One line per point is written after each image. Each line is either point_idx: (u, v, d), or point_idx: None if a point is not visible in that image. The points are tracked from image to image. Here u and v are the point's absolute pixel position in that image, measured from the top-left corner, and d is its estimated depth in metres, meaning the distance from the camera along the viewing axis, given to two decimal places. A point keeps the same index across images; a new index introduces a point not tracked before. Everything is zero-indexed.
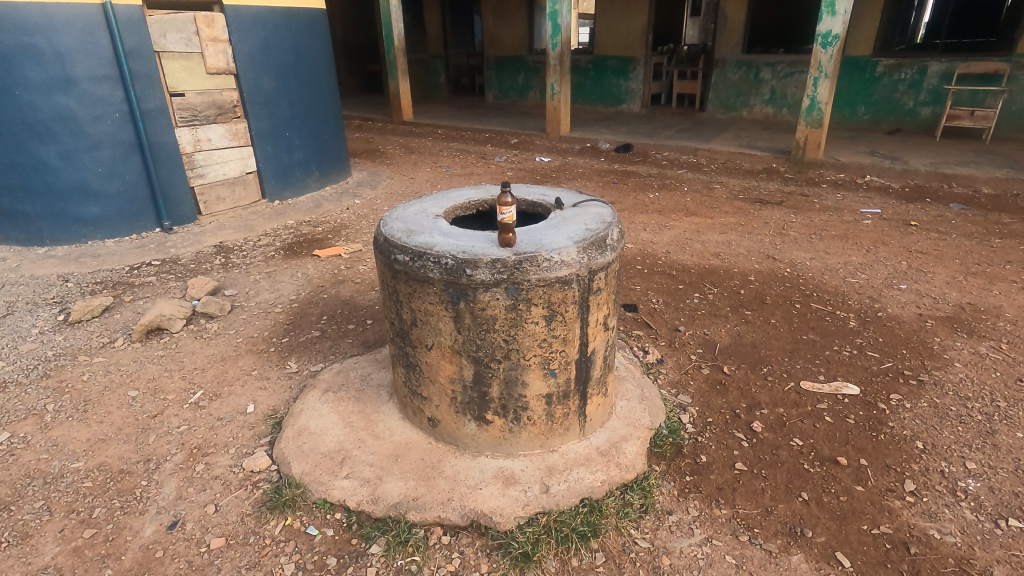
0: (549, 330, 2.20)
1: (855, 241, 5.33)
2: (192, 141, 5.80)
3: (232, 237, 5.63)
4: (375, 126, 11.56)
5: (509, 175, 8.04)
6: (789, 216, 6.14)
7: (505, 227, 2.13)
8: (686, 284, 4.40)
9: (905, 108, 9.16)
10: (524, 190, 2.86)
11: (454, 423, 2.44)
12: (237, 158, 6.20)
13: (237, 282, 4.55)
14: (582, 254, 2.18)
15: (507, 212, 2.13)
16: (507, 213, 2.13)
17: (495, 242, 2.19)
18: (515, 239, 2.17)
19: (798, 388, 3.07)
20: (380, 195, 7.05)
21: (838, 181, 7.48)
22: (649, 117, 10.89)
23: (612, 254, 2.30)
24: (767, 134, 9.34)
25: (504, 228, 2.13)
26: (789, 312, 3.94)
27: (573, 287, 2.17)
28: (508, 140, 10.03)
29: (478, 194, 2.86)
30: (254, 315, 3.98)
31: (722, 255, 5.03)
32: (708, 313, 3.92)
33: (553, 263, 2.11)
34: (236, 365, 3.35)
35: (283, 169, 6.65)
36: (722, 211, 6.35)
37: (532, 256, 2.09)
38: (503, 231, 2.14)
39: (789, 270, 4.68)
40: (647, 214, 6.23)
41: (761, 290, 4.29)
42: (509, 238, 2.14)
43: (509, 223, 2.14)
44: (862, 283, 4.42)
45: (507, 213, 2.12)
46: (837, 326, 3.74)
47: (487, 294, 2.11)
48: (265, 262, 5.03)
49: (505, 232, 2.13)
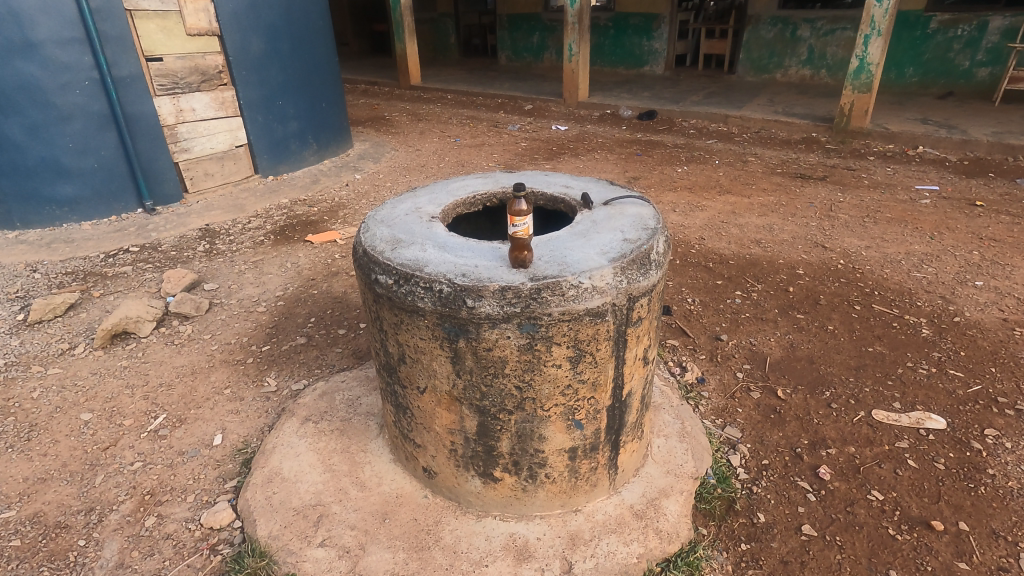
0: (575, 374, 1.70)
1: (915, 225, 4.70)
2: (174, 112, 5.26)
3: (220, 219, 5.14)
4: (382, 91, 10.86)
5: (523, 146, 7.40)
6: (836, 195, 5.48)
7: (519, 245, 1.60)
8: (725, 279, 3.84)
9: (959, 69, 8.28)
10: (543, 180, 2.34)
11: (454, 478, 1.97)
12: (225, 130, 5.66)
13: (220, 274, 4.08)
14: (620, 277, 1.66)
15: (522, 223, 1.56)
16: (523, 224, 1.57)
17: (505, 258, 1.68)
18: (531, 258, 1.64)
19: (871, 419, 2.56)
20: (383, 169, 6.48)
21: (887, 153, 6.75)
22: (674, 81, 10.06)
23: (657, 273, 1.77)
24: (805, 99, 8.53)
25: (517, 246, 1.59)
26: (848, 317, 3.37)
27: (607, 320, 1.65)
28: (522, 106, 9.33)
29: (486, 185, 2.33)
30: (233, 315, 3.52)
31: (764, 242, 4.44)
32: (753, 317, 3.37)
33: (583, 291, 1.60)
34: (207, 381, 2.90)
35: (278, 142, 6.10)
36: (759, 188, 5.71)
37: (554, 282, 1.57)
38: (515, 248, 1.60)
39: (842, 262, 4.08)
40: (675, 191, 5.61)
41: (813, 288, 3.72)
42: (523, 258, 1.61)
43: (525, 238, 1.59)
44: (929, 279, 3.83)
45: (522, 225, 1.56)
46: (908, 336, 3.18)
47: (494, 331, 1.60)
48: (253, 249, 4.54)
49: (518, 249, 1.60)
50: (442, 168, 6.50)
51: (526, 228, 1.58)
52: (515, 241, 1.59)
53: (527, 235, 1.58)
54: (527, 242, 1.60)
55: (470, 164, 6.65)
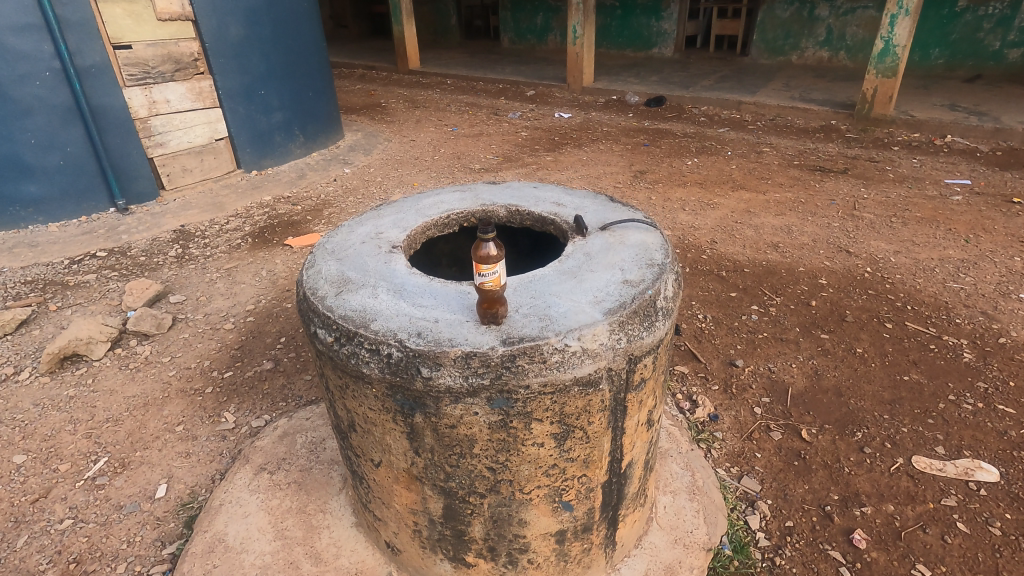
0: (562, 453, 1.37)
1: (947, 226, 4.30)
2: (146, 104, 4.90)
3: (196, 219, 4.79)
4: (378, 75, 10.43)
5: (523, 136, 6.98)
6: (860, 190, 5.06)
7: (490, 298, 1.25)
8: (739, 291, 3.47)
9: (989, 51, 7.74)
10: (531, 195, 2.00)
11: (420, 558, 1.66)
12: (203, 123, 5.29)
13: (189, 283, 3.76)
14: (618, 336, 1.31)
15: (493, 271, 1.20)
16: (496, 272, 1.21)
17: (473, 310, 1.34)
18: (506, 312, 1.30)
19: (911, 469, 2.21)
20: (374, 162, 6.09)
21: (912, 142, 6.29)
22: (684, 64, 9.55)
23: (665, 324, 1.42)
24: (824, 83, 8.03)
25: (486, 298, 1.24)
26: (879, 337, 3.01)
27: (601, 389, 1.32)
28: (523, 92, 8.88)
29: (463, 201, 1.99)
30: (197, 334, 3.19)
31: (783, 246, 4.06)
32: (772, 337, 3.01)
33: (570, 357, 1.26)
34: (158, 415, 2.59)
35: (261, 134, 5.70)
36: (776, 182, 5.30)
37: (533, 346, 1.23)
38: (484, 300, 1.25)
39: (870, 270, 3.70)
40: (685, 187, 5.22)
41: (839, 301, 3.35)
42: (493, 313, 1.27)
43: (498, 289, 1.24)
44: (968, 291, 3.45)
45: (491, 275, 1.20)
46: (948, 362, 2.81)
47: (458, 407, 1.27)
48: (228, 253, 4.21)
49: (488, 303, 1.25)
50: (436, 160, 6.11)
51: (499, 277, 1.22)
52: (484, 293, 1.24)
53: (499, 285, 1.23)
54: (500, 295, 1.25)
55: (466, 156, 6.25)
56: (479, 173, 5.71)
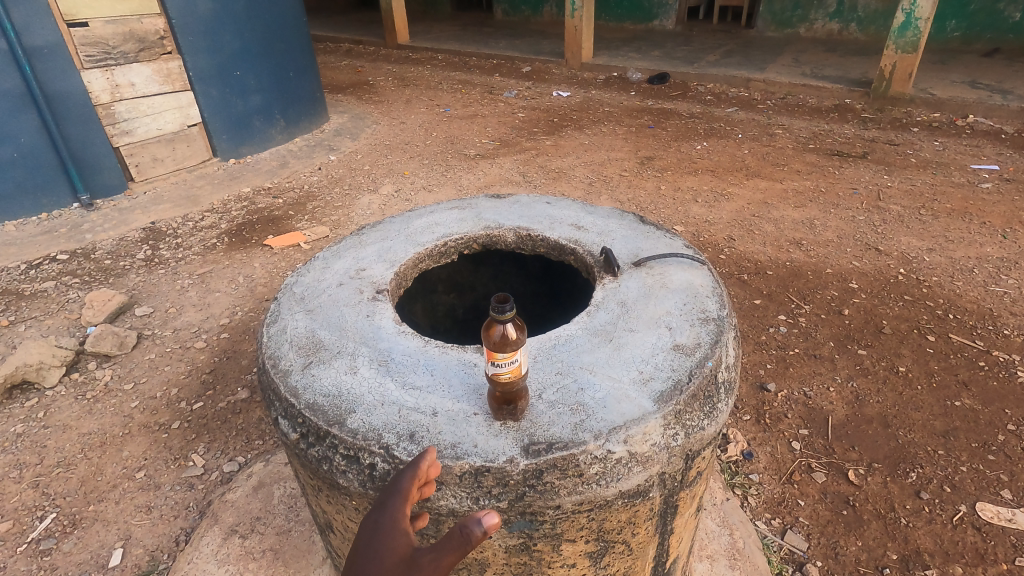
0: (597, 570, 1.08)
1: (980, 219, 3.99)
2: (108, 88, 4.39)
3: (168, 215, 4.35)
4: (366, 50, 9.87)
5: (520, 117, 6.55)
6: (883, 178, 4.72)
7: (504, 390, 0.94)
8: (764, 297, 3.16)
9: (1009, 22, 6.98)
10: (544, 215, 1.66)
11: None
12: (173, 108, 4.78)
13: (157, 292, 3.41)
14: (674, 432, 1.00)
15: (510, 360, 0.88)
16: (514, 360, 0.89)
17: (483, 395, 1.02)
18: (526, 405, 0.98)
19: (978, 520, 1.95)
20: (362, 148, 5.64)
21: (932, 123, 5.89)
22: (687, 38, 9.06)
23: (728, 403, 1.10)
24: (836, 57, 7.60)
25: (501, 389, 0.93)
26: (922, 353, 2.72)
27: (651, 497, 1.01)
28: (519, 69, 8.40)
29: (463, 223, 1.65)
30: (164, 354, 2.84)
31: (807, 244, 3.74)
32: (804, 354, 2.71)
33: (613, 466, 0.94)
34: (117, 458, 2.29)
35: (238, 119, 5.15)
36: (792, 169, 4.95)
37: (566, 456, 0.92)
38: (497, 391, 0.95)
39: (903, 272, 3.39)
40: (696, 175, 4.86)
41: (874, 309, 3.04)
42: (508, 407, 0.96)
43: (518, 379, 0.93)
44: (1012, 296, 3.15)
45: (509, 366, 0.89)
46: (1002, 383, 2.53)
47: None
48: (202, 255, 3.84)
49: (502, 396, 0.95)
50: (428, 145, 5.69)
51: (519, 366, 0.91)
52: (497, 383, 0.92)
53: (519, 375, 0.91)
54: (518, 387, 0.94)
55: (460, 140, 5.83)
56: (474, 160, 5.30)
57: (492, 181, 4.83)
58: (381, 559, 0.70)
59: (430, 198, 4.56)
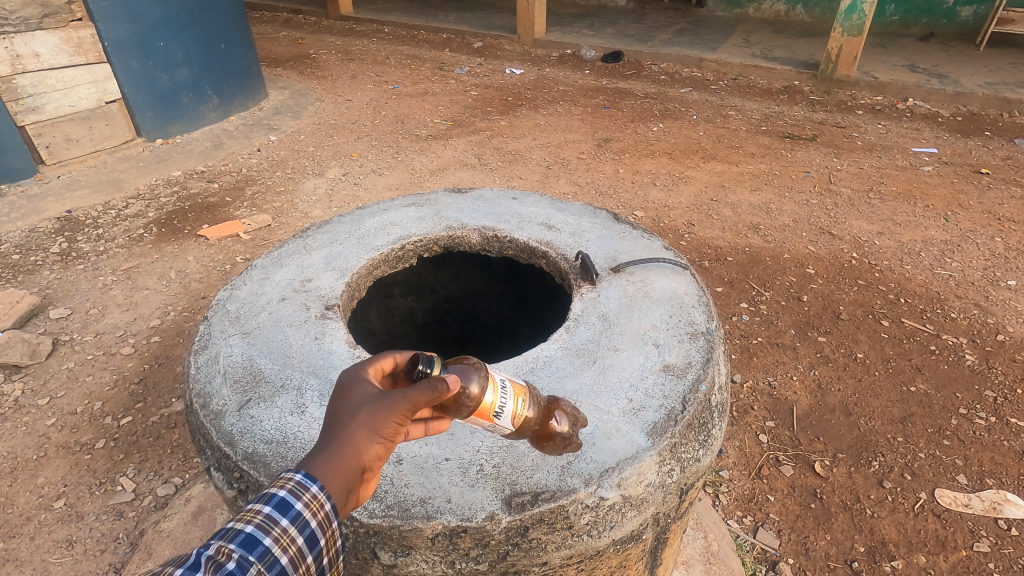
0: None
1: (923, 202, 4.11)
2: (8, 59, 3.85)
3: (87, 202, 3.93)
4: (307, 21, 9.27)
5: (474, 95, 6.30)
6: (833, 161, 4.80)
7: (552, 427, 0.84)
8: (726, 285, 3.14)
9: (942, 7, 7.20)
10: (511, 212, 1.52)
11: None
12: (88, 82, 4.27)
13: (76, 291, 3.06)
14: (669, 468, 0.90)
15: (500, 394, 0.75)
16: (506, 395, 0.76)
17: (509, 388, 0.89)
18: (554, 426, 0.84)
19: (937, 507, 1.98)
20: (305, 127, 5.27)
21: (875, 106, 6.02)
22: (640, 15, 8.96)
23: (722, 428, 1.01)
24: (784, 38, 7.68)
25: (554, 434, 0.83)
26: (878, 338, 2.76)
27: (645, 538, 0.92)
28: (470, 44, 8.08)
29: (421, 223, 1.48)
30: (85, 363, 2.55)
31: (764, 229, 3.75)
32: (767, 343, 2.70)
33: (606, 514, 0.83)
34: (31, 486, 2.04)
35: (164, 94, 4.68)
36: (747, 151, 4.96)
37: (554, 508, 0.80)
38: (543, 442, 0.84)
39: (856, 256, 3.45)
40: (654, 157, 4.80)
41: (830, 295, 3.08)
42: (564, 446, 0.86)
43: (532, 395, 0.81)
44: (956, 279, 3.26)
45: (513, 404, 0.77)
46: (953, 367, 2.60)
47: None
48: (127, 248, 3.48)
49: (557, 438, 0.84)
50: (377, 125, 5.38)
51: (517, 391, 0.77)
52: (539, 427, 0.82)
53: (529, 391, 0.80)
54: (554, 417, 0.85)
55: (411, 119, 5.54)
56: (427, 142, 5.05)
57: (446, 164, 4.61)
58: (343, 410, 0.73)
59: (381, 182, 4.31)
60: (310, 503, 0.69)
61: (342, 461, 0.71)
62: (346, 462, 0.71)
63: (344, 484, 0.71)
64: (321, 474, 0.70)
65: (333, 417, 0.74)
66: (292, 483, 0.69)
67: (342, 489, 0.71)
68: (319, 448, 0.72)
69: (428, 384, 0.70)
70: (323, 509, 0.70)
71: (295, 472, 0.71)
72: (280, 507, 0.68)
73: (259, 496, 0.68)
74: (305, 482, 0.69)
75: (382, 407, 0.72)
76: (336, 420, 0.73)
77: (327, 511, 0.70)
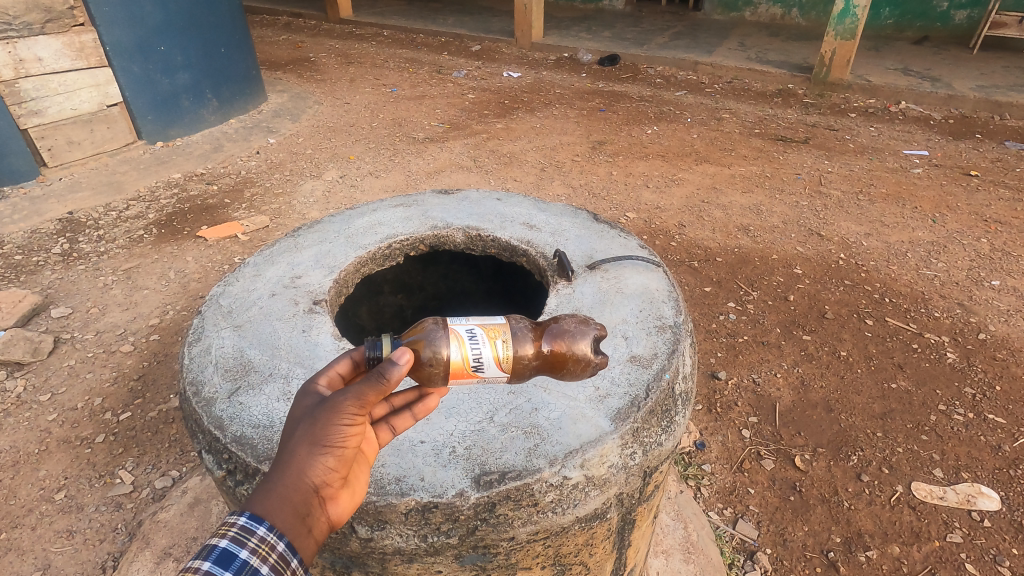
0: None
1: (912, 204, 4.17)
2: (11, 63, 3.92)
3: (88, 204, 3.99)
4: (307, 25, 9.35)
5: (471, 98, 6.37)
6: (824, 163, 4.86)
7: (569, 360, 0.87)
8: (714, 284, 3.20)
9: (935, 11, 7.26)
10: (495, 213, 1.59)
11: None
12: (90, 85, 4.34)
13: (77, 291, 3.13)
14: (632, 450, 0.96)
15: (469, 348, 0.77)
16: (481, 343, 0.79)
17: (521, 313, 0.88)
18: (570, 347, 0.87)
19: (913, 499, 2.04)
20: (304, 130, 5.34)
21: (868, 109, 6.08)
22: (636, 19, 9.03)
23: (685, 414, 1.07)
24: (778, 42, 7.75)
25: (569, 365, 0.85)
26: (862, 337, 2.82)
27: (609, 517, 0.98)
28: (469, 47, 8.15)
29: (408, 223, 1.55)
30: (86, 360, 2.61)
31: (754, 230, 3.81)
32: (753, 341, 2.75)
33: (569, 492, 0.89)
34: (32, 479, 2.10)
35: (164, 98, 4.75)
36: (739, 154, 5.03)
37: (520, 486, 0.86)
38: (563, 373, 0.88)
39: (844, 257, 3.51)
40: (647, 160, 4.86)
41: (817, 294, 3.13)
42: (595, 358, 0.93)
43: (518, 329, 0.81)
44: (941, 279, 3.32)
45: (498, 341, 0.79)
46: (934, 364, 2.65)
47: (413, 567, 0.89)
48: (127, 249, 3.54)
49: (580, 366, 0.88)
50: (374, 128, 5.45)
51: (492, 336, 0.78)
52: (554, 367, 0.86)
53: (508, 327, 0.80)
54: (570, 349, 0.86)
55: (408, 122, 5.61)
56: (423, 144, 5.12)
57: (442, 167, 4.68)
58: (282, 441, 0.73)
59: (377, 184, 4.38)
60: (257, 548, 0.67)
61: (288, 488, 0.70)
62: (294, 485, 0.71)
63: (297, 511, 0.71)
64: (268, 508, 0.70)
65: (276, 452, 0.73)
66: (232, 532, 0.67)
67: (295, 518, 0.70)
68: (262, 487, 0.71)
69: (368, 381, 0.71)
70: (275, 550, 0.68)
71: (238, 516, 0.68)
72: (221, 560, 0.65)
73: (200, 551, 0.66)
74: (251, 522, 0.68)
75: (320, 424, 0.72)
76: (278, 451, 0.72)
77: (282, 552, 0.68)
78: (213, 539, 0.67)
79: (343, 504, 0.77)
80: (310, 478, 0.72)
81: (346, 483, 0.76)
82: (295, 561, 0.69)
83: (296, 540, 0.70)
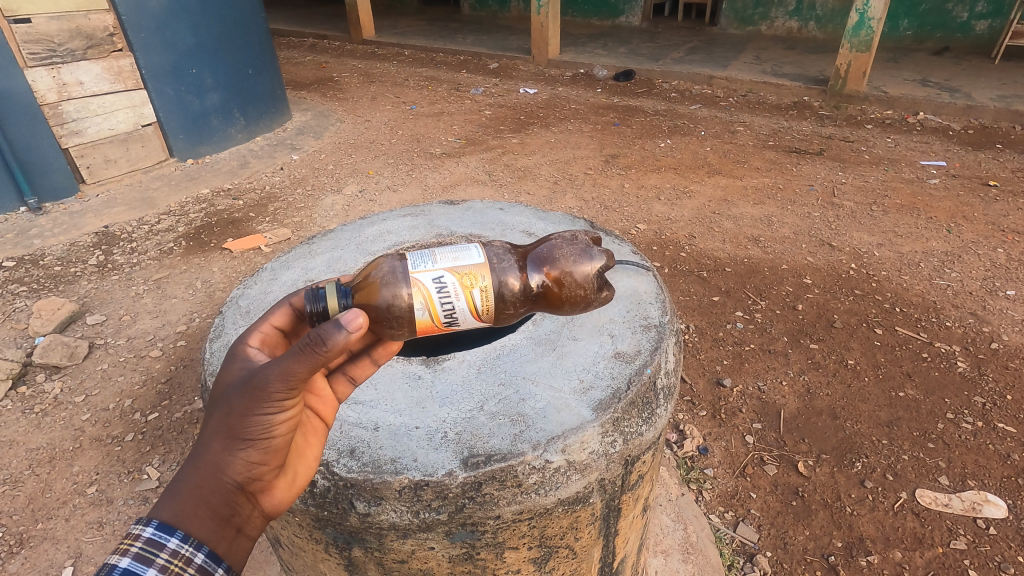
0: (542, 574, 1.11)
1: (927, 215, 4.15)
2: (55, 87, 4.19)
3: (123, 218, 4.21)
4: (332, 45, 9.68)
5: (487, 115, 6.53)
6: (838, 174, 4.86)
7: (569, 291, 1.03)
8: (722, 294, 3.23)
9: (955, 22, 7.21)
10: (496, 221, 1.68)
11: None
12: (126, 107, 4.59)
13: (111, 299, 3.31)
14: (612, 437, 1.02)
15: (441, 301, 0.89)
16: (453, 293, 0.90)
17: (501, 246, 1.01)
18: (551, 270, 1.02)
19: (916, 506, 2.05)
20: (326, 147, 5.54)
21: (886, 120, 6.05)
22: (652, 35, 9.13)
23: (666, 408, 1.14)
24: (795, 55, 7.76)
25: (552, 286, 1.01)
26: (871, 346, 2.82)
27: (593, 503, 1.04)
28: (487, 65, 8.35)
29: (414, 231, 1.65)
30: (117, 364, 2.77)
31: (764, 241, 3.83)
32: (759, 350, 2.78)
33: (552, 475, 0.97)
34: (67, 473, 2.24)
35: (194, 118, 4.98)
36: (753, 166, 5.06)
37: (504, 467, 0.93)
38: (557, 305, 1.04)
39: (855, 267, 3.51)
40: (660, 173, 4.92)
41: (825, 304, 3.14)
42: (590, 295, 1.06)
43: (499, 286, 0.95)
44: (955, 290, 3.29)
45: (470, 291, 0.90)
46: (943, 373, 2.64)
47: (407, 543, 0.98)
48: (158, 260, 3.73)
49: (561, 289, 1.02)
50: (393, 144, 5.63)
51: (465, 284, 0.90)
52: (554, 297, 1.03)
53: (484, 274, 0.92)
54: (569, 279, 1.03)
55: (426, 138, 5.78)
56: (441, 159, 5.26)
57: (458, 181, 4.82)
58: (200, 442, 0.78)
59: (395, 198, 4.52)
60: (170, 563, 0.72)
61: (209, 487, 0.76)
62: (214, 485, 0.76)
63: (217, 513, 0.76)
64: (180, 516, 0.74)
65: (194, 453, 0.78)
66: (136, 548, 0.71)
67: (216, 521, 0.76)
68: (179, 491, 0.76)
69: (297, 353, 0.74)
70: (192, 562, 0.73)
71: (144, 528, 0.72)
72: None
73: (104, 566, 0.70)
74: (164, 529, 0.73)
75: (238, 417, 0.77)
76: (196, 452, 0.78)
77: (201, 562, 0.74)
78: (113, 559, 0.71)
79: (274, 496, 0.84)
80: (229, 477, 0.77)
81: (274, 476, 0.83)
82: (219, 569, 0.75)
83: (219, 546, 0.76)
